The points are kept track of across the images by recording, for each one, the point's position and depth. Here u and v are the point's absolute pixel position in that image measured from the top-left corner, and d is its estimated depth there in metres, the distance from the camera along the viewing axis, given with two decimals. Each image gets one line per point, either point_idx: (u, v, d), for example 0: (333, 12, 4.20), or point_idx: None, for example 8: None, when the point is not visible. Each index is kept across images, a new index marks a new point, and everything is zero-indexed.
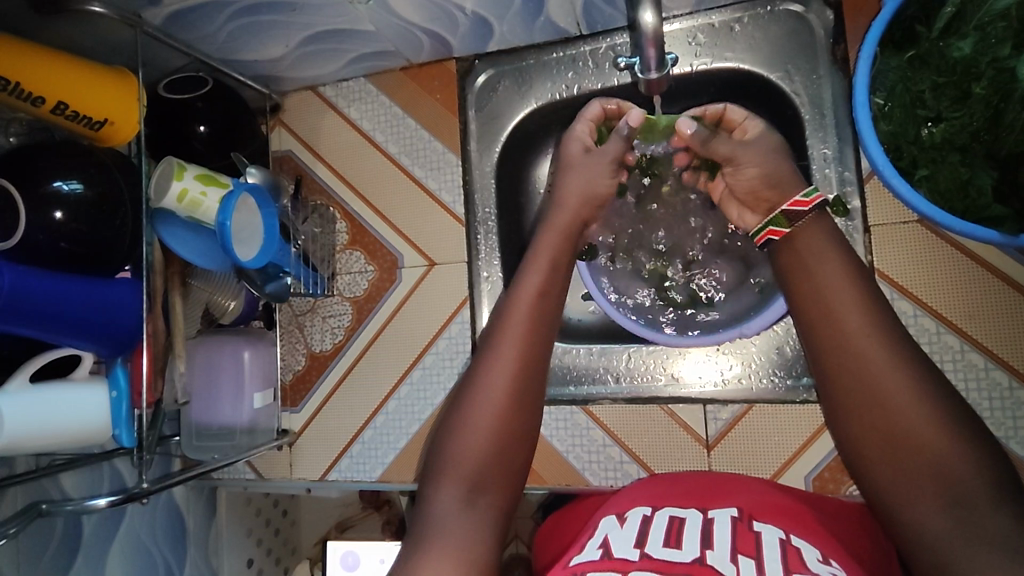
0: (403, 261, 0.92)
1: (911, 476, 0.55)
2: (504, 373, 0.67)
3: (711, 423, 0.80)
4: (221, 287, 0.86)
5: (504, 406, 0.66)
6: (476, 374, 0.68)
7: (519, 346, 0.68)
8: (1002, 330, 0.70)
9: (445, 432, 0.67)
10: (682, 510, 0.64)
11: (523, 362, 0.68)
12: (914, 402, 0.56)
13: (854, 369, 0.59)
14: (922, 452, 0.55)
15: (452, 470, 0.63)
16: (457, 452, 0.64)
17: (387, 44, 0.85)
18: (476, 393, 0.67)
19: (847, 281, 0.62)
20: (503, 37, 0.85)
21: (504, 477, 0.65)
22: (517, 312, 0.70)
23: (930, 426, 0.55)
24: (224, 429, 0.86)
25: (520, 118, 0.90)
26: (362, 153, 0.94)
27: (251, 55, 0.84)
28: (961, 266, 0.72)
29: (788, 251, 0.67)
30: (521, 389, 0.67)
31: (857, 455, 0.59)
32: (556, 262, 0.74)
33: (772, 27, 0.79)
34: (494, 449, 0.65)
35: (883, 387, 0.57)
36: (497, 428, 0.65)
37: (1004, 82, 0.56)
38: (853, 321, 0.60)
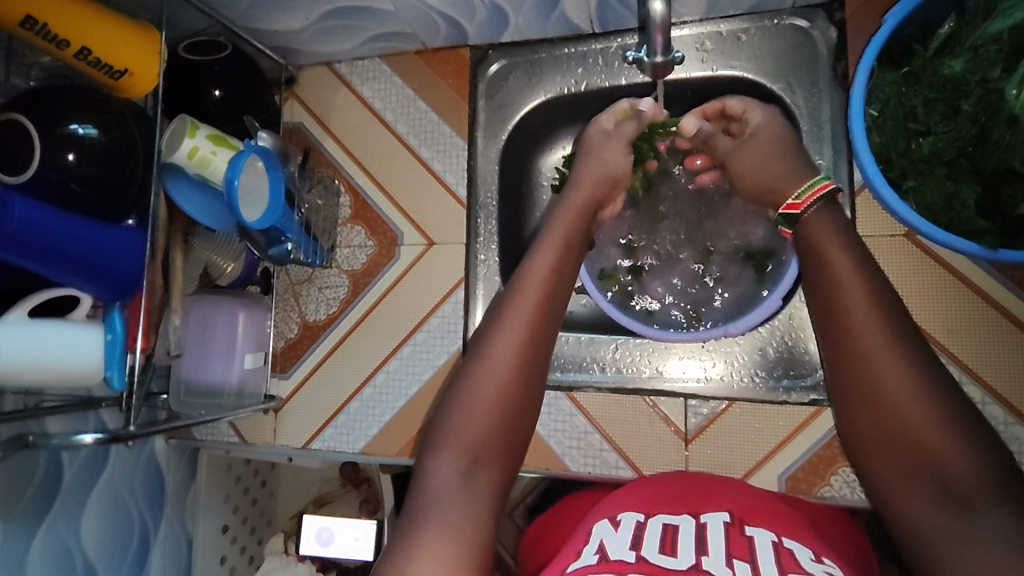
0: (403, 238, 0.94)
1: (914, 467, 0.57)
2: (511, 351, 0.67)
3: (691, 417, 0.81)
4: (223, 248, 0.88)
5: (507, 386, 0.67)
6: (479, 352, 0.69)
7: (529, 317, 0.69)
8: (975, 345, 0.73)
9: (449, 402, 0.67)
10: (674, 517, 0.65)
11: (531, 348, 0.68)
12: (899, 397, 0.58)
13: (869, 372, 0.60)
14: (929, 445, 0.56)
15: (453, 443, 0.64)
16: (461, 422, 0.65)
17: (405, 25, 0.87)
18: (481, 370, 0.67)
19: (837, 283, 0.63)
20: (518, 28, 0.87)
21: (504, 449, 0.65)
22: (529, 296, 0.70)
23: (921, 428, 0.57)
24: (211, 388, 0.87)
25: (528, 109, 0.92)
26: (372, 131, 0.96)
27: (270, 25, 0.86)
28: (940, 279, 0.74)
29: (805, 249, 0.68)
30: (528, 359, 0.68)
31: (865, 450, 0.61)
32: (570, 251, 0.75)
33: (776, 40, 0.82)
34: (497, 417, 0.66)
35: (887, 388, 0.59)
36: (501, 399, 0.66)
37: (992, 101, 0.59)
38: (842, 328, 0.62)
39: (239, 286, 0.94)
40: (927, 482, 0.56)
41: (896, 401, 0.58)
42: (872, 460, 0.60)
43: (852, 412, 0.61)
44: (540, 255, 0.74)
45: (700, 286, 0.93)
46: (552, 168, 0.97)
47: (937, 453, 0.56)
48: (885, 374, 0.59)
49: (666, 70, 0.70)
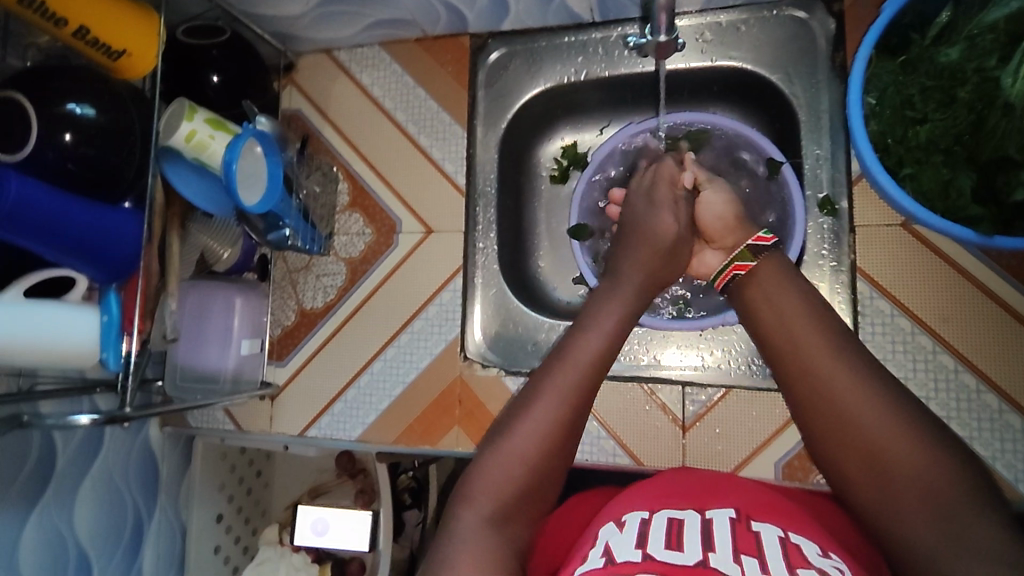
0: (401, 226, 0.93)
1: (896, 492, 0.57)
2: (554, 408, 0.66)
3: (689, 404, 0.82)
4: (220, 233, 0.88)
5: (547, 448, 0.65)
6: (523, 405, 0.67)
7: (579, 375, 0.67)
8: (971, 333, 0.73)
9: (485, 451, 0.66)
10: (680, 511, 0.64)
11: (576, 412, 0.66)
12: (876, 418, 0.58)
13: (835, 402, 0.60)
14: (902, 465, 0.57)
15: (483, 492, 0.63)
16: (493, 472, 0.64)
17: (405, 12, 0.87)
18: (524, 424, 0.65)
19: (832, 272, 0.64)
20: (518, 16, 0.87)
21: (532, 503, 0.65)
22: (582, 353, 0.68)
23: (903, 449, 0.57)
24: (207, 374, 0.87)
25: (527, 98, 0.92)
26: (371, 118, 0.96)
27: (269, 10, 0.86)
28: (936, 268, 0.75)
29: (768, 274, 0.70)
30: (572, 418, 0.66)
31: (832, 464, 0.61)
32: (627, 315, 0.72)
33: (775, 30, 0.82)
34: (531, 469, 0.64)
35: (855, 415, 0.59)
36: (539, 453, 0.64)
37: (987, 90, 0.59)
38: (815, 342, 0.63)
39: (235, 274, 0.93)
40: (897, 494, 0.57)
41: (868, 427, 0.58)
42: (843, 475, 0.60)
43: (825, 445, 0.61)
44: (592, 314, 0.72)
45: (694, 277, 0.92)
46: (551, 159, 0.99)
47: (918, 470, 0.56)
48: (854, 401, 0.59)
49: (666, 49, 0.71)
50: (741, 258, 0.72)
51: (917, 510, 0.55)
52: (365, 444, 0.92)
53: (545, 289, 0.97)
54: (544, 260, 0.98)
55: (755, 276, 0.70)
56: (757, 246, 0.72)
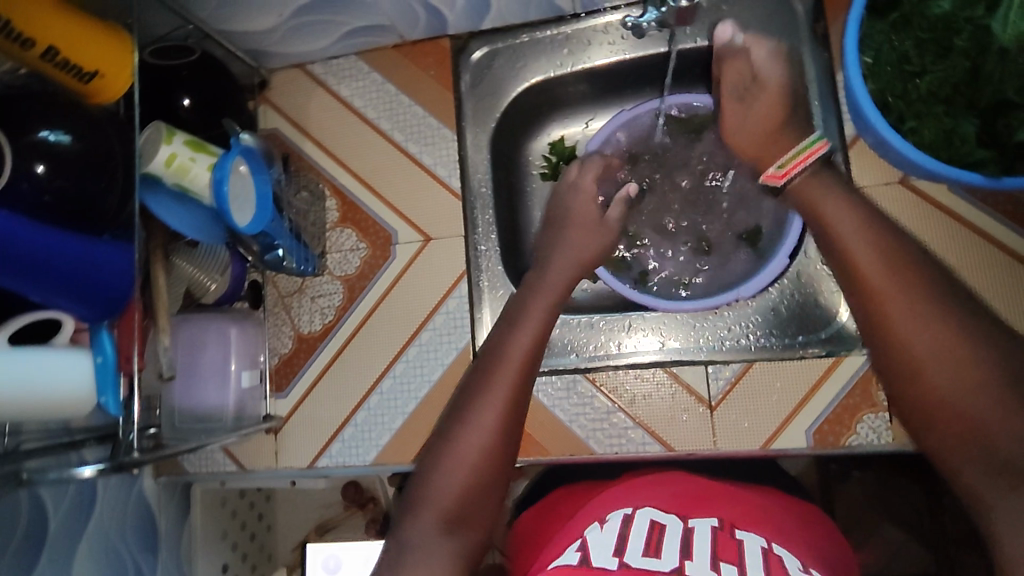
0: (397, 237, 0.90)
1: (961, 435, 0.53)
2: (493, 410, 0.67)
3: (713, 383, 0.80)
4: (206, 263, 0.83)
5: (487, 454, 0.65)
6: (461, 412, 0.68)
7: (512, 377, 0.70)
8: (978, 280, 0.75)
9: (432, 458, 0.66)
10: (662, 512, 0.66)
11: (515, 418, 0.68)
12: (943, 348, 0.54)
13: (894, 334, 0.57)
14: (970, 409, 0.52)
15: (429, 502, 0.63)
16: (439, 481, 0.64)
17: (382, 17, 0.86)
18: (462, 428, 0.67)
19: (852, 217, 0.64)
20: (499, 13, 0.87)
21: (481, 509, 0.64)
22: (509, 362, 0.71)
23: (971, 387, 0.52)
24: (208, 413, 0.80)
25: (514, 95, 0.92)
26: (354, 129, 0.93)
27: (242, 25, 0.83)
28: (936, 220, 0.76)
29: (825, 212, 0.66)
30: (510, 416, 0.68)
31: (902, 400, 0.58)
32: (547, 323, 0.76)
33: (754, 7, 0.84)
34: (477, 472, 0.64)
35: (915, 351, 0.55)
36: (483, 453, 0.65)
37: (982, 37, 0.60)
38: (866, 262, 0.60)
39: (223, 305, 0.88)
40: (966, 438, 0.52)
41: (932, 364, 0.54)
42: (914, 419, 0.57)
43: (892, 379, 0.58)
44: (522, 318, 0.76)
45: (701, 262, 0.92)
46: (541, 155, 0.98)
47: (985, 415, 0.51)
48: (919, 335, 0.55)
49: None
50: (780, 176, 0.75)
51: (975, 456, 0.52)
52: (380, 468, 0.88)
53: None
54: None
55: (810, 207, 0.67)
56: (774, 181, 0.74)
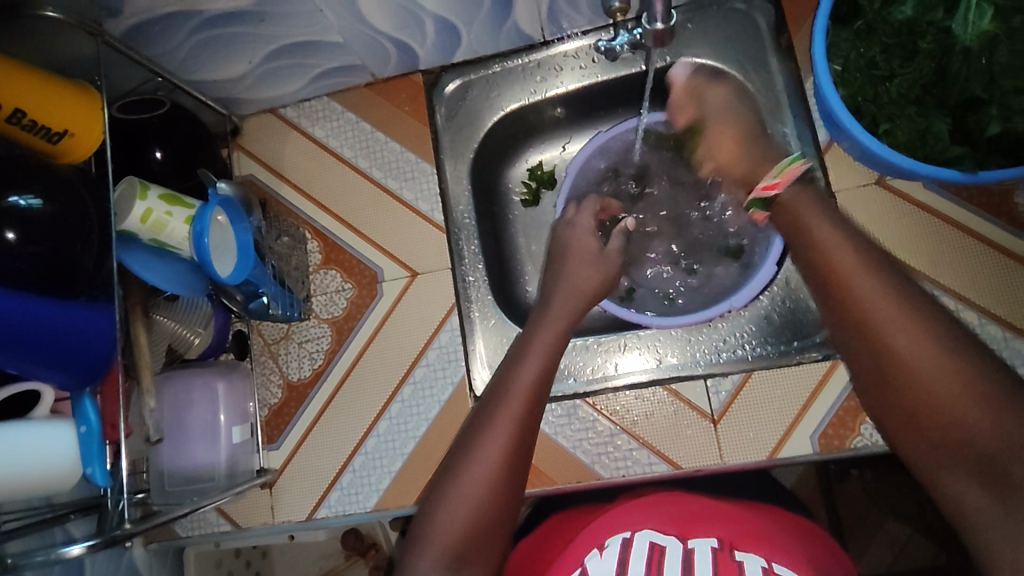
0: (383, 274, 0.88)
1: (951, 448, 0.52)
2: (500, 443, 0.66)
3: (714, 397, 0.79)
4: (188, 317, 0.81)
5: (488, 493, 0.64)
6: (468, 446, 0.67)
7: (520, 406, 0.68)
8: (962, 273, 0.76)
9: (437, 495, 0.65)
10: (661, 534, 0.65)
11: (517, 455, 0.66)
12: (928, 354, 0.54)
13: (879, 343, 0.56)
14: (959, 417, 0.51)
15: (434, 539, 0.62)
16: (446, 518, 0.63)
17: (354, 57, 0.85)
18: (469, 462, 0.65)
19: (832, 235, 0.63)
20: (470, 46, 0.88)
21: (487, 547, 0.63)
22: (511, 400, 0.69)
23: (957, 395, 0.52)
24: (198, 472, 0.77)
25: (490, 125, 0.92)
26: (332, 170, 0.92)
27: (211, 74, 0.83)
28: (917, 218, 0.78)
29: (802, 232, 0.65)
30: (518, 450, 0.67)
31: (884, 412, 0.57)
32: (551, 355, 0.74)
33: (718, 24, 0.86)
34: (483, 509, 0.63)
35: (902, 356, 0.55)
36: (490, 489, 0.64)
37: (944, 39, 0.63)
38: (846, 270, 0.59)
39: (208, 357, 0.85)
40: (958, 449, 0.51)
41: (919, 370, 0.54)
42: (901, 435, 0.56)
43: (873, 387, 0.58)
44: (529, 346, 0.74)
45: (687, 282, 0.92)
46: (520, 182, 0.98)
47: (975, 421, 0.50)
48: (903, 343, 0.55)
49: (663, 37, 0.71)
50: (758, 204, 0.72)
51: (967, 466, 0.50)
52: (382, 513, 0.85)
53: None
54: (532, 284, 0.95)
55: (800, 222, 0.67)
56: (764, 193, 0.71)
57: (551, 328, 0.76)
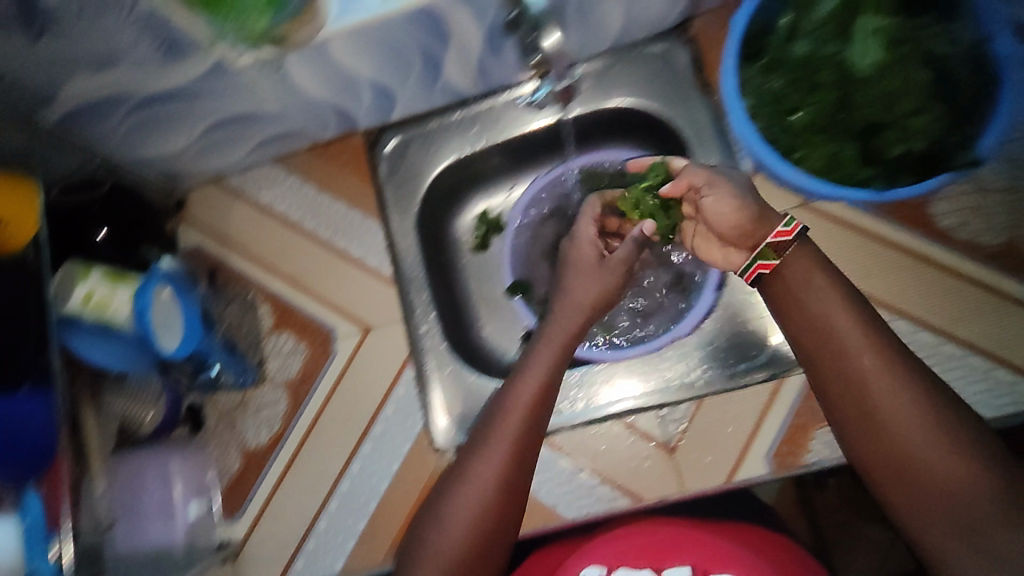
0: (336, 332, 0.88)
1: (927, 495, 0.58)
2: (495, 466, 0.65)
3: (668, 426, 0.79)
4: (137, 395, 0.81)
5: (472, 536, 0.64)
6: (463, 469, 0.66)
7: (516, 429, 0.66)
8: (902, 288, 0.77)
9: (431, 517, 0.66)
10: (636, 572, 0.65)
11: (505, 496, 0.65)
12: (915, 408, 0.58)
13: (867, 392, 0.60)
14: (935, 467, 0.57)
15: (431, 565, 0.63)
16: (439, 543, 0.64)
17: (293, 123, 0.88)
18: (464, 487, 0.65)
19: (828, 286, 0.63)
20: (405, 105, 0.91)
21: (485, 566, 0.65)
22: (499, 439, 0.66)
23: (938, 447, 0.57)
24: (155, 552, 0.78)
25: (432, 178, 0.94)
26: (278, 234, 0.93)
27: (151, 151, 0.84)
28: (853, 236, 0.79)
29: (797, 276, 0.64)
30: (513, 472, 0.65)
31: (856, 454, 0.62)
32: (546, 387, 0.69)
33: (641, 68, 0.89)
34: (479, 533, 0.64)
35: (886, 407, 0.59)
36: (486, 512, 0.64)
37: (843, 72, 0.68)
38: (837, 313, 0.62)
39: (156, 441, 0.83)
40: (937, 496, 0.57)
41: (899, 422, 0.59)
42: (874, 477, 0.61)
43: (845, 431, 0.62)
44: (525, 362, 0.71)
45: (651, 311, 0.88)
46: (469, 230, 1.00)
47: (954, 474, 0.57)
48: (890, 395, 0.59)
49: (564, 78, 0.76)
50: (764, 257, 0.66)
51: (943, 511, 0.57)
52: None
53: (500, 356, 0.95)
54: (487, 327, 0.96)
55: (783, 284, 0.65)
56: (780, 243, 0.65)
57: (555, 340, 0.72)
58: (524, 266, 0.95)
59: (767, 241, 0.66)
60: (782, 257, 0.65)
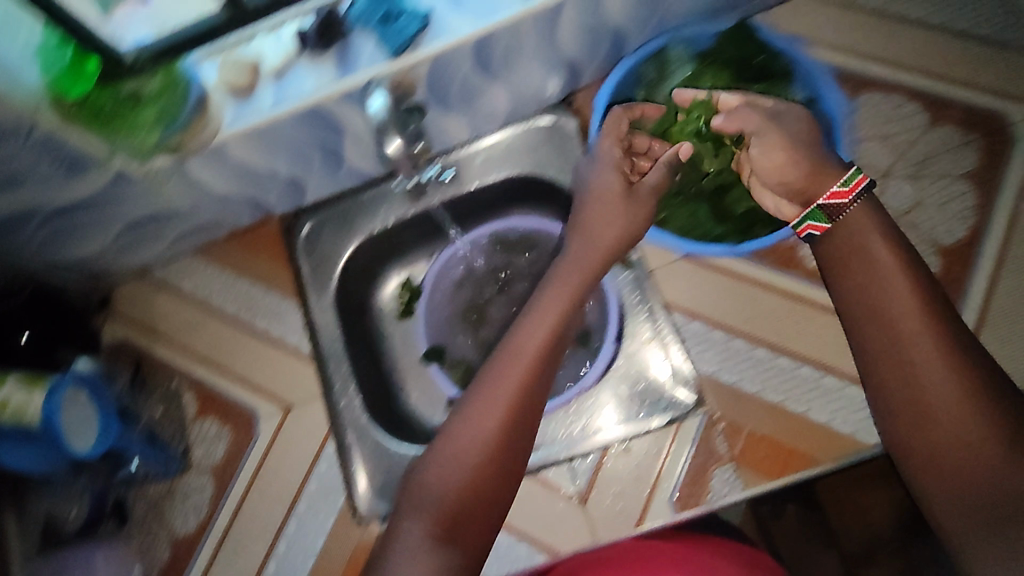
0: (258, 415, 0.91)
1: (962, 483, 0.58)
2: (501, 403, 0.64)
3: (577, 478, 0.83)
4: (62, 493, 0.86)
5: (477, 476, 0.61)
6: (468, 402, 0.65)
7: (525, 367, 0.65)
8: (775, 326, 0.82)
9: (430, 455, 0.64)
10: None
11: (509, 434, 0.63)
12: (961, 393, 0.58)
13: (914, 369, 0.60)
14: (970, 456, 0.57)
15: (428, 505, 0.61)
16: (438, 480, 0.62)
17: (207, 217, 0.92)
18: (468, 421, 0.63)
19: (884, 254, 0.63)
20: (316, 189, 0.95)
21: (484, 515, 0.62)
22: (507, 378, 0.65)
23: (978, 436, 0.57)
24: None
25: (348, 254, 0.96)
26: (200, 321, 0.96)
27: (68, 255, 0.88)
28: (731, 282, 0.84)
29: (851, 242, 0.65)
30: (520, 410, 0.64)
31: (892, 428, 0.63)
32: (557, 334, 0.68)
33: (528, 139, 0.95)
34: (479, 474, 0.62)
35: (932, 388, 0.59)
36: (490, 452, 0.62)
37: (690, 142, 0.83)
38: (892, 278, 0.61)
39: (87, 541, 0.86)
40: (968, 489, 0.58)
41: (946, 406, 0.58)
42: (906, 455, 0.62)
43: (884, 397, 0.62)
44: (538, 304, 0.71)
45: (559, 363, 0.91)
46: (393, 297, 1.01)
47: (988, 468, 0.57)
48: (943, 376, 0.58)
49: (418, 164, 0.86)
50: (815, 218, 0.67)
51: (975, 503, 0.58)
52: None
53: (426, 423, 0.95)
54: (413, 393, 0.97)
55: (834, 244, 0.66)
56: (834, 205, 0.66)
57: (571, 281, 0.72)
58: (440, 332, 0.99)
59: (819, 201, 0.67)
60: (833, 220, 0.66)
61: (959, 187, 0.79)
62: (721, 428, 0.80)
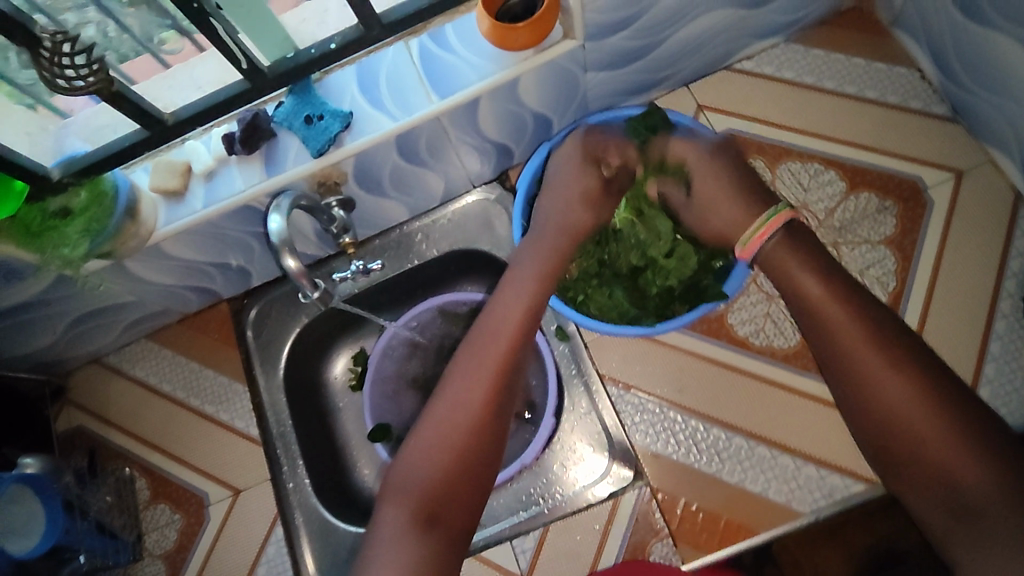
0: (208, 498, 0.93)
1: (931, 479, 0.57)
2: (471, 390, 0.64)
3: (521, 556, 0.82)
4: None
5: (456, 459, 0.62)
6: (440, 390, 0.66)
7: (496, 354, 0.66)
8: (709, 394, 0.84)
9: (409, 445, 0.65)
10: None
11: (479, 422, 0.63)
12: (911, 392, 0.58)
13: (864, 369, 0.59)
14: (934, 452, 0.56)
15: (401, 494, 0.62)
16: (411, 470, 0.63)
17: (155, 305, 0.95)
18: (440, 409, 0.64)
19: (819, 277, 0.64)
20: (262, 273, 0.97)
21: (458, 506, 0.62)
22: (486, 359, 0.66)
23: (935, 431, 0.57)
24: None
25: (296, 335, 0.97)
26: (153, 406, 0.98)
27: (19, 350, 0.90)
28: (661, 352, 0.86)
29: (787, 265, 0.66)
30: (492, 397, 0.64)
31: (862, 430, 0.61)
32: (532, 321, 0.68)
33: (469, 214, 0.97)
34: (449, 464, 0.62)
35: (885, 387, 0.58)
36: (459, 442, 0.62)
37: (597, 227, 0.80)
38: (825, 294, 0.63)
39: None
40: (939, 484, 0.56)
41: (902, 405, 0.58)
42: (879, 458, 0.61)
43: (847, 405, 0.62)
44: (508, 292, 0.71)
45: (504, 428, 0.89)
46: (345, 371, 1.02)
47: (954, 462, 0.56)
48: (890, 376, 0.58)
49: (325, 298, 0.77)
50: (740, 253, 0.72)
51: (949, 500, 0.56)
52: None
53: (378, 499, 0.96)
54: (365, 469, 0.97)
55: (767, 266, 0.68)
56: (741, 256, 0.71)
57: (544, 269, 0.71)
58: (391, 409, 0.97)
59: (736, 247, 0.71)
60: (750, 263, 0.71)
61: (877, 255, 0.83)
62: (658, 502, 0.81)
